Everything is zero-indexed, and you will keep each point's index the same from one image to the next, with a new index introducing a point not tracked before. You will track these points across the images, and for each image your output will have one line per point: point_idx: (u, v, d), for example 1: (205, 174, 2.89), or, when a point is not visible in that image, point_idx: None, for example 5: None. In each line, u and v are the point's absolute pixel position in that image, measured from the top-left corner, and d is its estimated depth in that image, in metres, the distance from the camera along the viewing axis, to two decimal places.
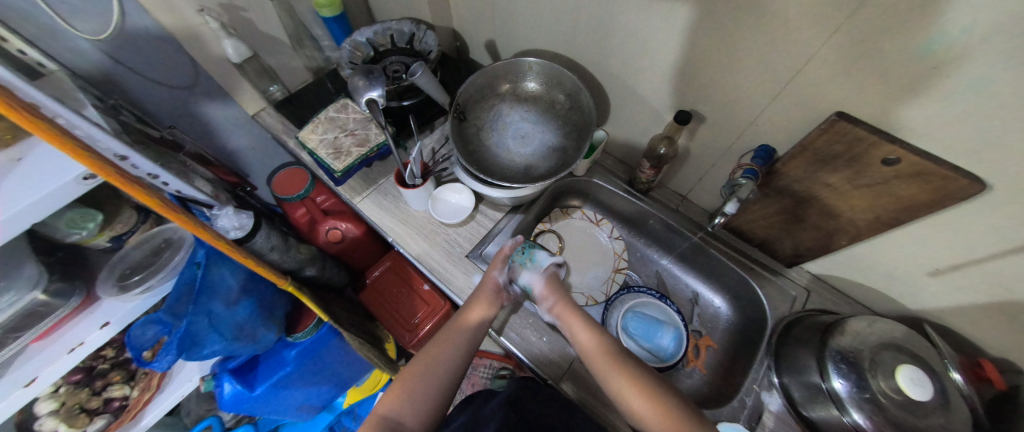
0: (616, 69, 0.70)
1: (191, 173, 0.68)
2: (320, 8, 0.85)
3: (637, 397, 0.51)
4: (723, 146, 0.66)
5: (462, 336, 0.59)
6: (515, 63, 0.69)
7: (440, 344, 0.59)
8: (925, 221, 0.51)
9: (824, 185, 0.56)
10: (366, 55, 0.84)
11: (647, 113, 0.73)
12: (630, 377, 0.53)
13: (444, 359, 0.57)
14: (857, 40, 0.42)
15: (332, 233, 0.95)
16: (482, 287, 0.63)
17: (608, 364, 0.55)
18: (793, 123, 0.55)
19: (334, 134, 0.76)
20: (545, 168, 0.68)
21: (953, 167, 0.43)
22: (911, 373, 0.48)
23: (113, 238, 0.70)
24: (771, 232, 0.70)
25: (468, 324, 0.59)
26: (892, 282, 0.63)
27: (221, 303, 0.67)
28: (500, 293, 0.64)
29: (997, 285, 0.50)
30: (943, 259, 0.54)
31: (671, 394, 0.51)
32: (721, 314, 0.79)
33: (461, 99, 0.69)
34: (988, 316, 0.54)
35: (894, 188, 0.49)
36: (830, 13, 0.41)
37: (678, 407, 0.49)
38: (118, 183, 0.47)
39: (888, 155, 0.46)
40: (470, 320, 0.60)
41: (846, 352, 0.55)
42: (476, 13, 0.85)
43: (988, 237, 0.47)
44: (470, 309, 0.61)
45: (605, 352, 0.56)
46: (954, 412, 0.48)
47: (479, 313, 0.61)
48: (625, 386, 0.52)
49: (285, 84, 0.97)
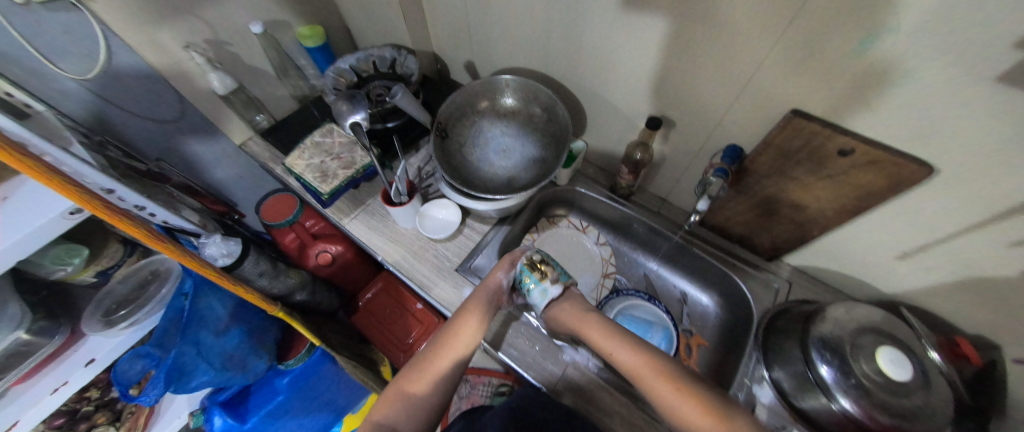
0: (589, 82, 0.74)
1: (178, 204, 0.68)
2: (304, 39, 0.89)
3: (678, 402, 0.47)
4: (695, 149, 0.70)
5: (460, 348, 0.56)
6: (492, 81, 0.72)
7: (438, 359, 0.55)
8: (888, 207, 0.54)
9: (791, 179, 0.59)
10: (350, 81, 0.87)
11: (621, 122, 0.77)
12: (673, 381, 0.48)
13: (444, 371, 0.55)
14: (803, 44, 0.45)
15: (323, 256, 0.95)
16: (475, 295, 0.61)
17: (643, 370, 0.51)
18: (755, 123, 0.58)
19: (320, 159, 0.77)
20: (527, 179, 0.70)
21: (902, 154, 0.46)
22: (890, 354, 0.51)
23: (98, 273, 0.70)
24: (750, 228, 0.73)
25: (464, 327, 0.57)
26: (866, 269, 0.65)
27: (209, 333, 0.67)
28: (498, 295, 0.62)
29: (962, 263, 0.53)
30: (909, 243, 0.56)
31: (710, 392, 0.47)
32: (709, 311, 0.80)
33: (443, 118, 0.72)
34: (957, 295, 0.57)
35: (853, 178, 0.52)
36: (775, 20, 0.45)
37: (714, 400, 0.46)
38: (106, 216, 0.48)
39: (843, 147, 0.50)
40: (464, 325, 0.57)
41: (828, 338, 0.57)
42: (454, 37, 0.89)
43: (945, 218, 0.50)
44: (466, 312, 0.59)
45: (644, 362, 0.52)
46: (934, 389, 0.50)
47: (476, 317, 0.58)
48: (666, 389, 0.48)
49: (271, 112, 0.99)
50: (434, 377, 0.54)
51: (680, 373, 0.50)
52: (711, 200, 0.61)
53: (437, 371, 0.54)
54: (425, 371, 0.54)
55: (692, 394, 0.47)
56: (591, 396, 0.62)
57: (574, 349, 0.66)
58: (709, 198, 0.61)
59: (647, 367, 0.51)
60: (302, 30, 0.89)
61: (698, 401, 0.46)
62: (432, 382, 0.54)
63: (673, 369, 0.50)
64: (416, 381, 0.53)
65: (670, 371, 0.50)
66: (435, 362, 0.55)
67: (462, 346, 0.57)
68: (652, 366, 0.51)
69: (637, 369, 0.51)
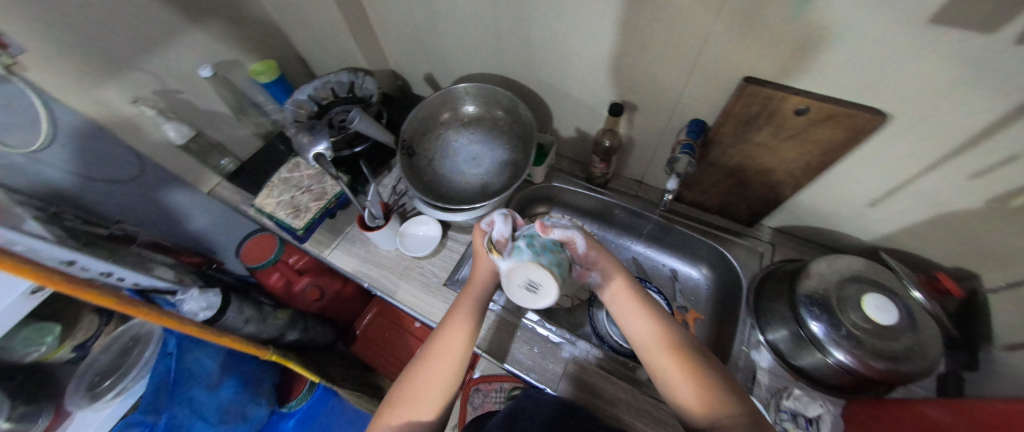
0: (547, 77, 0.74)
1: (149, 263, 0.66)
2: (257, 75, 0.87)
3: (674, 373, 0.46)
4: (660, 128, 0.70)
5: (455, 357, 0.55)
6: (450, 91, 0.71)
7: (436, 369, 0.53)
8: (851, 158, 0.55)
9: (755, 145, 0.60)
10: (310, 111, 0.86)
11: (585, 112, 0.76)
12: (685, 362, 0.46)
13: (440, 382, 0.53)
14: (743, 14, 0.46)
15: (311, 292, 0.94)
16: (462, 300, 0.59)
17: (658, 347, 0.49)
18: (712, 95, 0.59)
19: (290, 194, 0.76)
20: (500, 182, 0.70)
21: (855, 106, 0.47)
22: (875, 301, 0.52)
23: (77, 347, 0.67)
24: (725, 198, 0.73)
25: (452, 337, 0.55)
26: (844, 220, 0.66)
27: (203, 389, 0.65)
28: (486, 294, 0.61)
29: (930, 201, 0.54)
30: (876, 190, 0.58)
31: (709, 363, 0.46)
32: (700, 284, 0.81)
33: (407, 135, 0.70)
34: (930, 232, 0.58)
35: (813, 135, 0.53)
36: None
37: (716, 384, 0.44)
38: (70, 289, 0.46)
39: (798, 106, 0.50)
40: (451, 334, 0.56)
41: (814, 295, 0.58)
42: (408, 53, 0.89)
43: (906, 161, 0.51)
44: (450, 320, 0.57)
45: (660, 338, 0.49)
46: (921, 329, 0.51)
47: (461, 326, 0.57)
48: (674, 367, 0.46)
49: (236, 154, 0.97)
50: (434, 392, 0.52)
51: (695, 355, 0.47)
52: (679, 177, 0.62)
53: (436, 383, 0.52)
54: (423, 384, 0.52)
55: (691, 372, 0.45)
56: (597, 390, 0.62)
57: (572, 344, 0.66)
58: (678, 177, 0.61)
59: (660, 343, 0.49)
60: (255, 67, 0.87)
61: (702, 383, 0.44)
62: (434, 400, 0.52)
63: (689, 349, 0.47)
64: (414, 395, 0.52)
65: (682, 350, 0.47)
66: (430, 372, 0.53)
67: (458, 350, 0.55)
68: (671, 345, 0.48)
69: (648, 343, 0.50)
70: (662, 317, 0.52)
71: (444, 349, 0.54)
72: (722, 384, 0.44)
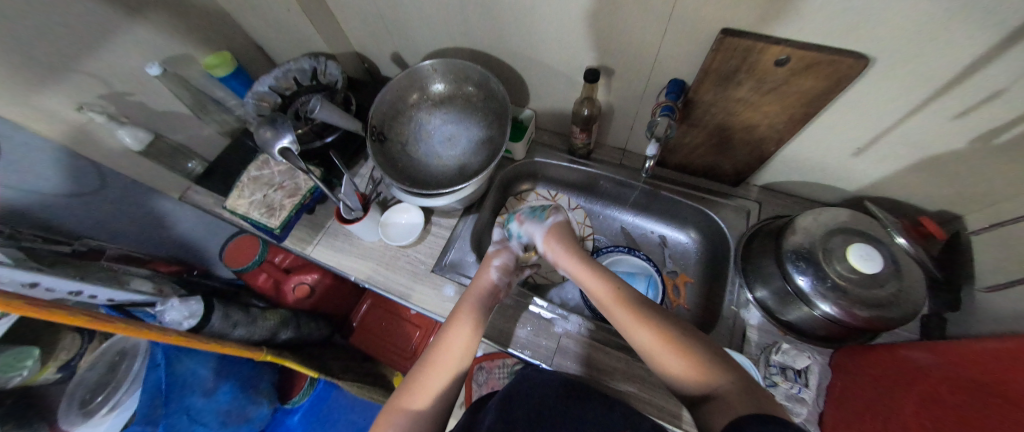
0: (517, 47, 0.70)
1: (122, 276, 0.64)
2: (212, 69, 0.82)
3: (662, 351, 0.47)
4: (639, 92, 0.67)
5: (458, 355, 0.55)
6: (416, 70, 0.67)
7: (441, 363, 0.54)
8: (834, 107, 0.53)
9: (737, 101, 0.57)
10: (273, 103, 0.81)
11: (561, 81, 0.73)
12: (659, 330, 0.48)
13: (443, 374, 0.54)
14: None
15: (300, 289, 0.92)
16: (466, 299, 0.60)
17: (611, 303, 0.54)
18: (688, 52, 0.56)
19: (262, 193, 0.73)
20: (478, 162, 0.67)
21: (837, 51, 0.45)
22: (860, 249, 0.52)
23: (62, 367, 0.60)
24: (710, 159, 0.72)
25: (458, 332, 0.56)
26: (828, 172, 0.65)
27: (198, 396, 0.64)
28: (495, 293, 0.63)
29: (915, 146, 0.53)
30: (860, 139, 0.56)
31: (692, 339, 0.47)
32: (689, 248, 0.81)
33: (376, 121, 0.67)
34: (915, 178, 0.57)
35: (794, 85, 0.51)
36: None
37: (702, 350, 0.45)
38: (37, 314, 0.44)
39: (778, 56, 0.48)
40: (457, 330, 0.57)
41: (801, 249, 0.57)
42: (370, 32, 0.83)
43: (890, 105, 0.50)
44: (457, 317, 0.58)
45: (614, 295, 0.55)
46: (905, 275, 0.51)
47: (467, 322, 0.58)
48: (651, 339, 0.48)
49: (203, 155, 0.93)
50: (436, 382, 0.53)
51: (668, 323, 0.49)
52: (658, 141, 0.58)
53: (438, 377, 0.53)
54: (427, 380, 0.53)
55: (679, 347, 0.46)
56: (591, 362, 0.62)
57: (564, 319, 0.66)
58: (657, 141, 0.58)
59: (613, 300, 0.54)
60: (208, 60, 0.81)
61: (680, 349, 0.46)
62: (434, 392, 0.52)
63: (656, 316, 0.50)
64: (418, 388, 0.52)
65: (662, 328, 0.48)
66: (435, 365, 0.54)
67: (464, 345, 0.56)
68: (637, 312, 0.51)
69: (607, 300, 0.55)
70: (638, 302, 0.53)
71: (446, 345, 0.56)
72: (703, 348, 0.45)
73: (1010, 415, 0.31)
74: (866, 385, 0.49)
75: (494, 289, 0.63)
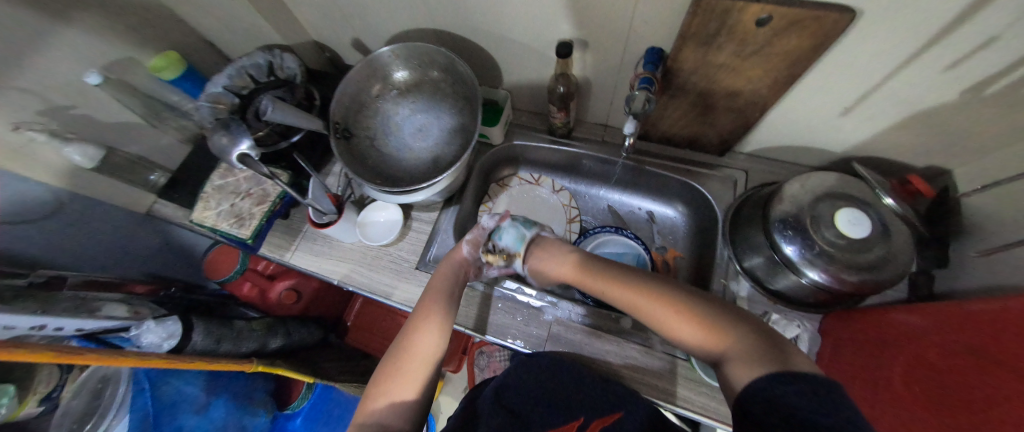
0: (483, 24, 0.64)
1: (92, 303, 0.61)
2: (159, 72, 0.75)
3: (672, 323, 0.44)
4: (616, 63, 0.63)
5: (431, 345, 0.53)
6: (375, 58, 0.62)
7: (418, 346, 0.53)
8: (821, 66, 0.50)
9: (718, 67, 0.54)
10: (229, 104, 0.76)
11: (534, 58, 0.68)
12: (660, 297, 0.45)
13: (422, 356, 0.52)
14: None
15: (286, 295, 0.90)
16: (432, 290, 0.57)
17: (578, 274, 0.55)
18: (665, 17, 0.51)
19: (229, 202, 0.69)
20: (453, 152, 0.64)
21: (822, 5, 0.41)
22: (848, 215, 0.51)
23: (43, 399, 0.58)
24: (694, 130, 0.69)
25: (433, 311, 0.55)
26: (815, 135, 0.63)
27: (190, 414, 0.64)
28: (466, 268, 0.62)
29: (904, 102, 0.50)
30: (848, 98, 0.54)
31: (701, 303, 0.44)
32: (677, 222, 0.79)
33: (339, 117, 0.62)
34: (903, 135, 0.55)
35: (778, 46, 0.47)
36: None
37: (717, 312, 0.42)
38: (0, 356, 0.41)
39: (759, 15, 0.44)
40: (432, 310, 0.55)
41: (788, 217, 0.56)
42: (324, 17, 0.77)
43: (879, 60, 0.47)
44: (429, 295, 0.57)
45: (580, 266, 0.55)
46: (893, 237, 0.50)
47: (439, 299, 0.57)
48: (664, 314, 0.44)
49: (165, 165, 0.87)
50: (415, 366, 0.51)
51: (671, 289, 0.46)
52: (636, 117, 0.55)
53: (416, 360, 0.51)
54: (405, 373, 0.51)
55: (682, 314, 0.43)
56: (583, 346, 0.62)
57: (554, 307, 0.65)
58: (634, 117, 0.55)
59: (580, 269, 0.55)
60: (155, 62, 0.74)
61: (681, 313, 0.43)
62: (418, 383, 0.50)
63: (649, 280, 0.48)
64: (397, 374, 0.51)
65: (669, 298, 0.45)
66: (413, 349, 0.52)
67: (440, 325, 0.54)
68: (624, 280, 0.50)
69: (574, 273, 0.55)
70: (625, 274, 0.51)
71: (422, 327, 0.54)
72: (713, 310, 0.43)
73: (1010, 370, 0.30)
74: (860, 350, 0.48)
75: (464, 263, 0.62)
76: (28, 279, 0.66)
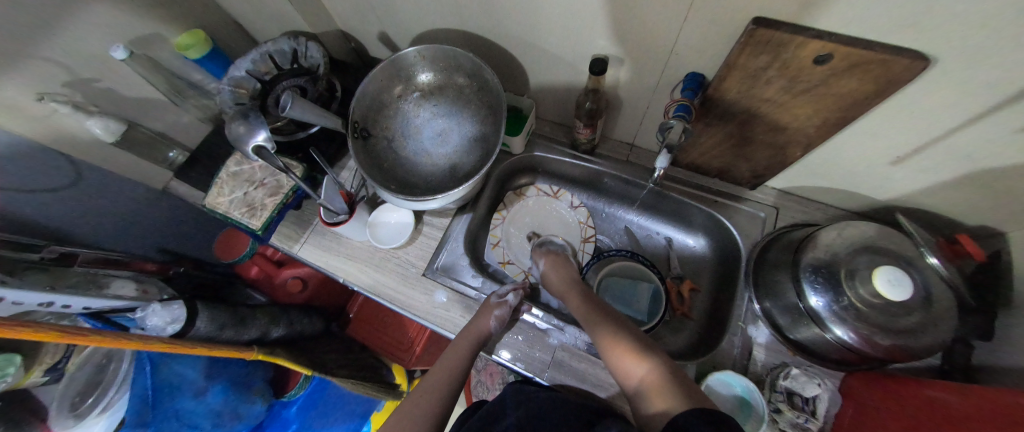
0: (515, 31, 0.61)
1: (99, 281, 0.62)
2: (184, 51, 0.73)
3: (625, 358, 0.47)
4: (651, 85, 0.60)
5: (452, 371, 0.56)
6: (399, 58, 0.60)
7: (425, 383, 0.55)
8: (877, 111, 0.46)
9: (763, 101, 0.50)
10: (252, 90, 0.75)
11: (564, 70, 0.65)
12: (624, 344, 0.49)
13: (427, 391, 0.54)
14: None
15: (294, 283, 0.91)
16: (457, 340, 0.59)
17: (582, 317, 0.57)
18: (711, 43, 0.48)
19: (243, 190, 0.68)
20: (472, 162, 0.61)
21: (892, 49, 0.38)
22: (888, 274, 0.45)
23: (48, 370, 0.59)
24: (726, 160, 0.65)
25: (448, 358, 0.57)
26: (857, 180, 0.59)
27: (188, 398, 0.64)
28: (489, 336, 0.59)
29: (965, 158, 0.46)
30: (901, 147, 0.50)
31: (649, 352, 0.47)
32: (697, 252, 0.76)
33: (358, 116, 0.60)
34: (958, 192, 0.51)
35: (834, 87, 0.43)
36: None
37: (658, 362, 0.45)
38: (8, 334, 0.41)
39: (818, 53, 0.40)
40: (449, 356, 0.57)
41: (821, 265, 0.53)
42: (352, 9, 0.75)
43: (945, 113, 0.42)
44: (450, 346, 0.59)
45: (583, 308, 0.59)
46: (935, 304, 0.47)
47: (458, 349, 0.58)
48: (621, 355, 0.48)
49: (185, 144, 0.88)
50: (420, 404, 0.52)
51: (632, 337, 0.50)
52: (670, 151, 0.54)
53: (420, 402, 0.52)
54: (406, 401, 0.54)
55: (633, 355, 0.47)
56: (586, 376, 0.60)
57: (560, 331, 0.63)
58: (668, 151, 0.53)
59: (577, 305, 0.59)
60: (182, 40, 0.73)
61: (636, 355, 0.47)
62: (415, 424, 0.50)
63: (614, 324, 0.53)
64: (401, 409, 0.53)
65: (625, 341, 0.49)
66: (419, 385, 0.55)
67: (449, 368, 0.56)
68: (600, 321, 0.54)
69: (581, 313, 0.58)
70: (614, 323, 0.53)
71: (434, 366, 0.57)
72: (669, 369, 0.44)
73: None
74: (900, 426, 0.43)
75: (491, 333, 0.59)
76: (42, 250, 0.67)
